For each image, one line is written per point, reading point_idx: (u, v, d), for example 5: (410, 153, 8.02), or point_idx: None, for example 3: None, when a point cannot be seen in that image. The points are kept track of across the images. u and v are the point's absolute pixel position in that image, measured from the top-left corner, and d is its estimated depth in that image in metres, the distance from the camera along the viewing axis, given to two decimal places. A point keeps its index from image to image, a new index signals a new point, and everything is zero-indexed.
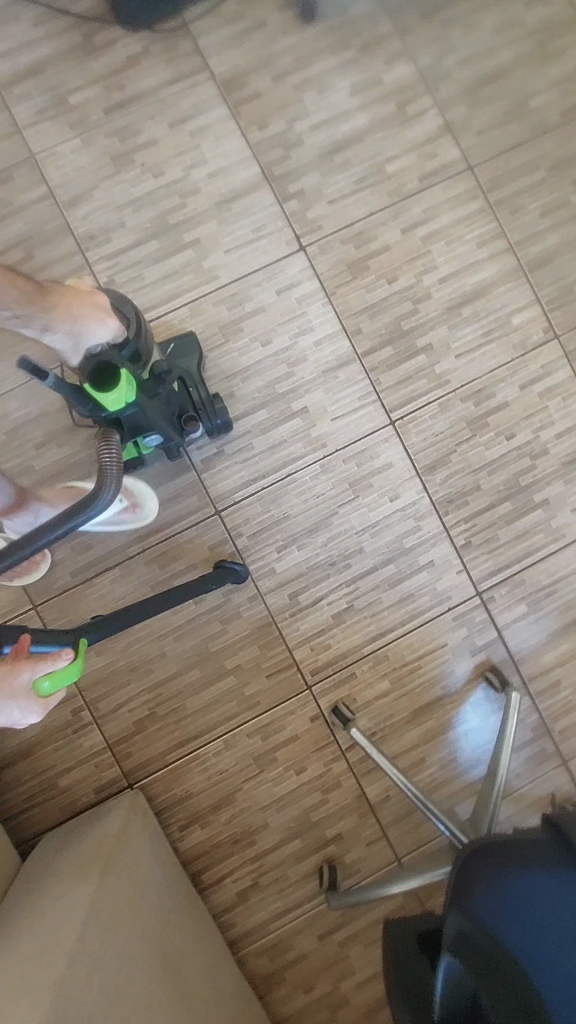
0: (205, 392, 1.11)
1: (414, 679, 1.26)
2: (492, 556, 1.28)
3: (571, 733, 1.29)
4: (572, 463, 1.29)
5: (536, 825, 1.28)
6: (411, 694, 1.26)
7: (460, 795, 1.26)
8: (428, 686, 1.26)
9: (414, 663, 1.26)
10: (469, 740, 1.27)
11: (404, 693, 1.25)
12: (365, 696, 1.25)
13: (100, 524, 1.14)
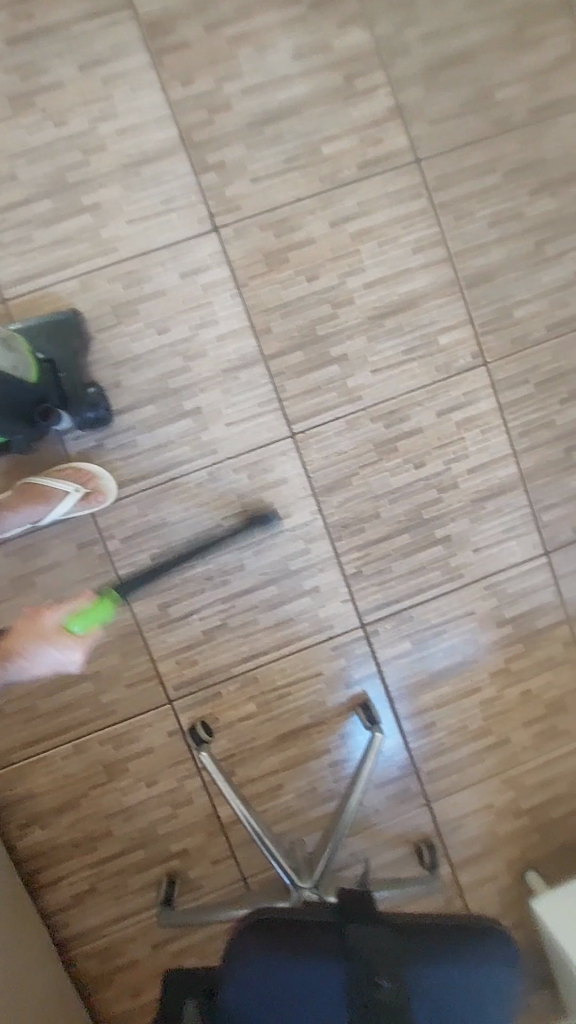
0: (75, 380, 1.07)
1: (282, 704, 1.21)
2: (382, 589, 1.21)
3: (439, 776, 1.25)
4: (481, 500, 1.21)
5: (389, 861, 1.26)
6: (277, 719, 1.21)
7: (314, 824, 1.23)
8: (295, 713, 1.22)
9: (284, 689, 1.21)
10: (331, 772, 1.23)
11: (270, 717, 1.21)
12: (228, 715, 1.20)
13: (61, 513, 1.07)
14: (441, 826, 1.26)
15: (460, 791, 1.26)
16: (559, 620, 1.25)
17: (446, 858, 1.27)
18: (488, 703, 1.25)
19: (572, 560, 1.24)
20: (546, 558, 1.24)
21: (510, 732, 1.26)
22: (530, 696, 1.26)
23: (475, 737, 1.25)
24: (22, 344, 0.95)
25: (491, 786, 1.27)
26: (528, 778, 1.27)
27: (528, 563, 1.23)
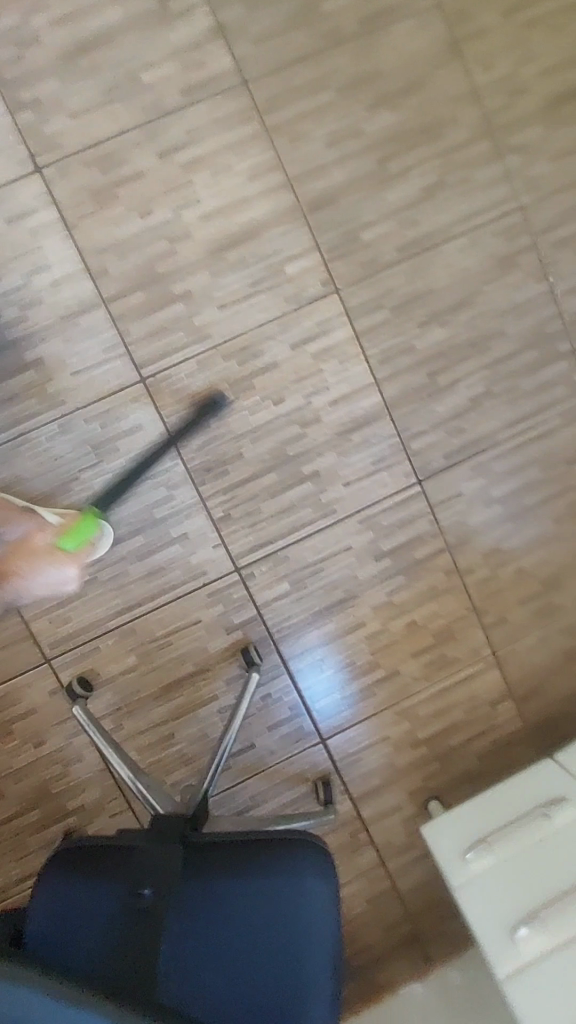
0: None
1: (163, 655, 1.20)
2: (253, 531, 1.19)
3: (331, 711, 1.26)
4: (347, 432, 1.19)
5: (289, 799, 1.27)
6: (159, 670, 1.20)
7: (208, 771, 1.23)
8: (178, 662, 1.20)
9: (164, 639, 1.19)
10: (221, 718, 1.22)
11: (151, 668, 1.20)
12: (110, 670, 1.19)
13: None
14: (339, 761, 1.27)
15: (354, 727, 1.26)
16: (439, 547, 1.24)
17: (348, 793, 1.28)
18: (373, 637, 1.25)
19: (446, 487, 1.23)
20: (419, 486, 1.22)
21: (399, 663, 1.26)
22: (416, 626, 1.26)
23: (364, 671, 1.25)
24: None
25: (385, 718, 1.27)
26: (422, 707, 1.28)
27: (401, 492, 1.22)
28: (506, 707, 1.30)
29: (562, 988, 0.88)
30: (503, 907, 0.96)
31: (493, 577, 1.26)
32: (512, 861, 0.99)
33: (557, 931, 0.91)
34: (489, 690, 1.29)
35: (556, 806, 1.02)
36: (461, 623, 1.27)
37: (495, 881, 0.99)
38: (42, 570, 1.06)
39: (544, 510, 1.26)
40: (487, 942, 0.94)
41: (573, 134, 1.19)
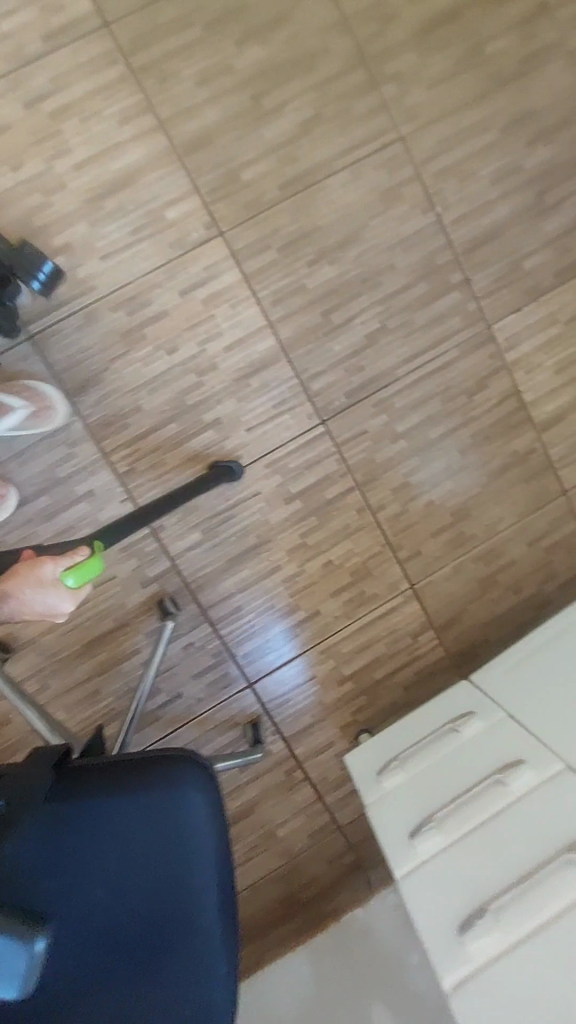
0: None
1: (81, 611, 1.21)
2: (160, 483, 1.19)
3: (255, 656, 1.28)
4: (246, 377, 1.19)
5: (221, 745, 1.29)
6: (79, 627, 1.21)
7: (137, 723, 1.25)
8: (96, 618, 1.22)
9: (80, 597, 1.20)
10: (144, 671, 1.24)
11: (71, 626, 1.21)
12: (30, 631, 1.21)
13: None
14: (269, 703, 1.30)
15: (281, 668, 1.29)
16: (348, 486, 1.26)
17: (280, 733, 1.31)
18: (291, 580, 1.27)
19: (349, 425, 1.25)
20: (324, 427, 1.23)
21: (320, 602, 1.29)
22: (333, 565, 1.28)
23: (285, 614, 1.28)
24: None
25: (311, 657, 1.30)
26: (345, 644, 1.31)
27: (306, 434, 1.23)
28: (426, 635, 1.34)
29: (452, 879, 0.86)
30: (407, 813, 0.98)
31: (404, 511, 1.29)
32: (422, 772, 1.03)
33: (452, 829, 0.90)
34: (409, 621, 1.33)
35: (465, 720, 1.06)
36: (378, 559, 1.29)
37: (404, 791, 1.01)
38: (20, 580, 0.88)
39: (448, 442, 1.29)
40: (390, 845, 0.95)
41: (447, 59, 1.18)
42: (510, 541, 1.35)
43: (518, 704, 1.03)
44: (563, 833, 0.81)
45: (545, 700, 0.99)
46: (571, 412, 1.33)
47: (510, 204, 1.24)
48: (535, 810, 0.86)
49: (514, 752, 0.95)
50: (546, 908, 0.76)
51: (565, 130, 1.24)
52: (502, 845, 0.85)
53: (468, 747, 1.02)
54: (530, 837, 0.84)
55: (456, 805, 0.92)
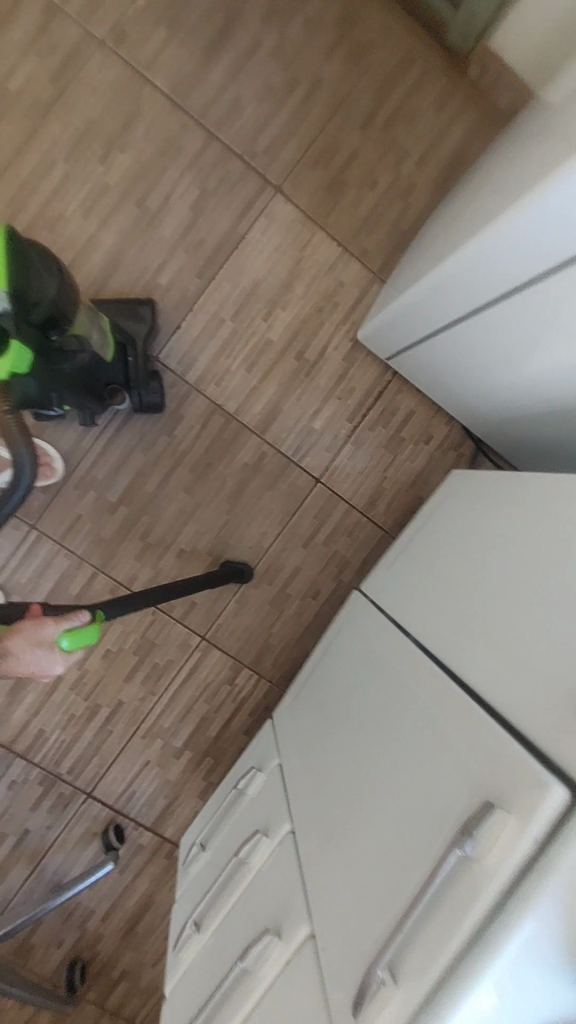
0: None
1: None
2: None
3: (81, 766, 1.25)
4: None
5: (90, 859, 1.26)
6: None
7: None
8: None
9: None
10: None
11: None
12: None
13: None
14: (116, 803, 1.27)
15: (112, 767, 1.26)
16: (91, 573, 1.21)
17: (143, 824, 1.28)
18: (80, 682, 1.24)
19: (61, 519, 1.20)
20: (35, 530, 1.19)
21: (120, 693, 1.26)
22: (114, 653, 1.25)
23: (90, 718, 1.25)
24: (103, 321, 1.05)
25: (136, 745, 1.27)
26: (165, 717, 1.27)
27: (21, 544, 1.19)
28: (244, 676, 1.29)
29: (199, 975, 0.91)
30: (194, 900, 1.03)
31: (158, 573, 1.23)
32: (215, 847, 1.08)
33: (213, 914, 0.95)
34: (219, 672, 1.28)
35: (252, 777, 1.08)
36: (156, 627, 1.25)
37: (205, 868, 1.07)
38: (19, 639, 0.82)
39: (172, 486, 1.22)
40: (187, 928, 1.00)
41: None
42: (284, 552, 1.27)
43: (286, 755, 1.03)
44: (266, 916, 0.81)
45: (298, 751, 1.00)
46: (284, 402, 1.24)
47: (115, 228, 1.15)
48: (262, 888, 0.87)
49: (261, 818, 0.97)
50: (238, 1012, 0.78)
51: (134, 126, 1.14)
52: (233, 934, 0.87)
53: (245, 810, 1.05)
54: (247, 919, 0.86)
55: (219, 889, 0.96)
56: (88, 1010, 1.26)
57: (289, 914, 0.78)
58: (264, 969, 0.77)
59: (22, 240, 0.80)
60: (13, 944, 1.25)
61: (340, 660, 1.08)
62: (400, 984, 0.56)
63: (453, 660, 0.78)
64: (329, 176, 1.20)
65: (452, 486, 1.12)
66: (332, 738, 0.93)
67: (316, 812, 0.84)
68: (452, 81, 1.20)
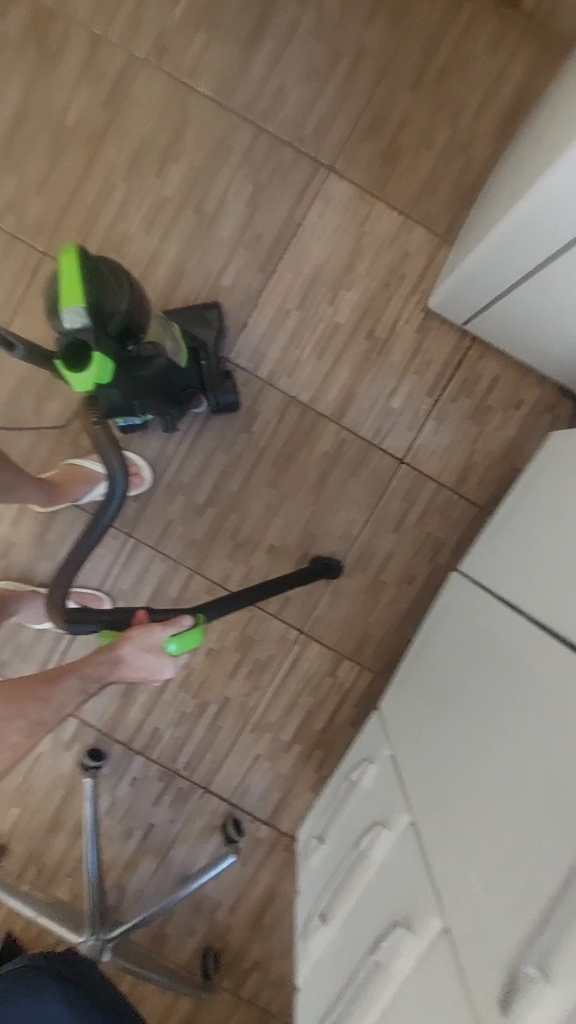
0: None
1: (34, 798, 1.28)
2: (32, 660, 1.26)
3: (195, 761, 1.29)
4: (44, 533, 1.23)
5: (213, 851, 1.30)
6: (40, 813, 1.28)
7: (129, 868, 1.30)
8: (47, 801, 1.28)
9: (26, 788, 1.28)
10: (114, 818, 1.30)
11: (33, 817, 1.28)
12: (6, 833, 1.28)
13: None
14: (232, 797, 1.29)
15: (224, 761, 1.29)
16: (188, 574, 1.25)
17: (259, 818, 1.30)
18: (187, 680, 1.28)
19: (154, 524, 1.24)
20: (132, 537, 1.24)
21: (225, 689, 1.28)
22: (215, 650, 1.28)
23: (199, 714, 1.29)
24: (174, 327, 1.08)
25: (245, 740, 1.29)
26: (271, 712, 1.28)
27: (120, 552, 1.25)
28: (345, 667, 1.27)
29: (331, 967, 0.90)
30: (319, 892, 1.03)
31: (250, 570, 1.25)
32: (332, 838, 1.09)
33: (337, 908, 0.95)
34: (319, 664, 1.27)
35: (364, 768, 1.08)
36: (254, 623, 1.27)
37: (324, 860, 1.08)
38: (129, 643, 0.86)
39: (255, 482, 1.23)
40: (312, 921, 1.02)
41: (39, 157, 1.16)
42: (374, 538, 1.24)
43: (397, 745, 1.01)
44: (395, 907, 0.80)
45: (407, 739, 0.98)
46: (358, 384, 1.21)
47: (176, 237, 1.18)
48: (388, 880, 0.85)
49: (379, 810, 0.95)
50: (373, 1007, 0.76)
51: (185, 135, 1.16)
52: (362, 926, 0.86)
53: (361, 801, 1.04)
54: (374, 910, 0.85)
55: (341, 881, 0.96)
56: (225, 998, 1.29)
57: (416, 907, 0.75)
58: (398, 962, 0.75)
59: (92, 261, 0.87)
60: (149, 933, 1.30)
61: (444, 644, 1.03)
62: (550, 982, 0.52)
63: (569, 631, 0.72)
64: (382, 145, 1.16)
65: (551, 447, 1.03)
66: (443, 723, 0.89)
67: (433, 801, 0.81)
68: (504, 21, 1.13)
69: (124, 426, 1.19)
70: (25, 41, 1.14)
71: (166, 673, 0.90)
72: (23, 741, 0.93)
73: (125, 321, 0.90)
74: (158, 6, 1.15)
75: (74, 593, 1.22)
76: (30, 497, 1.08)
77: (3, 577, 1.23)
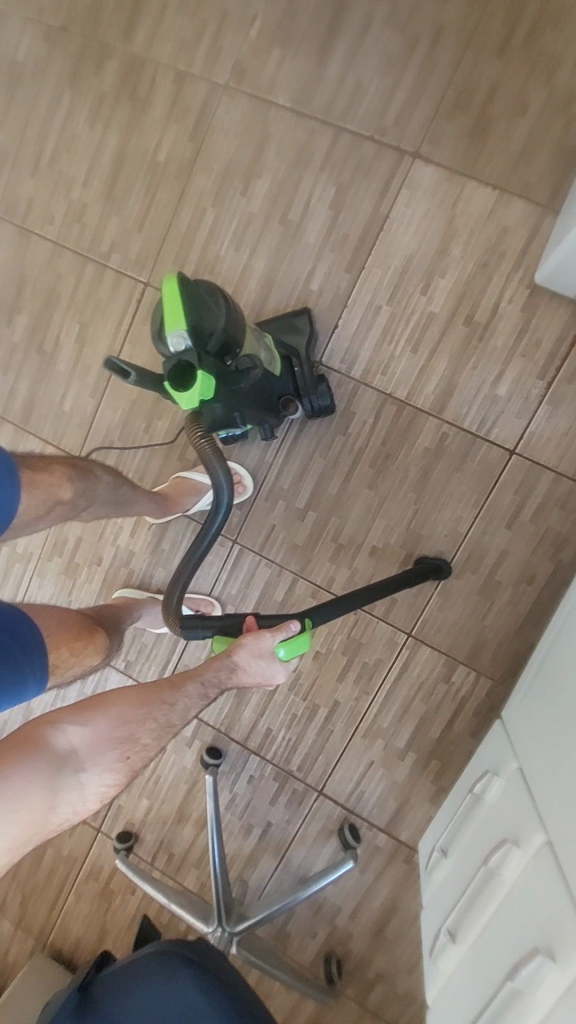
0: None
1: (162, 791, 1.37)
2: (154, 661, 1.36)
3: (309, 764, 1.30)
4: (159, 543, 1.32)
5: (331, 856, 1.29)
6: (168, 805, 1.37)
7: (250, 864, 1.34)
8: (173, 794, 1.37)
9: (154, 781, 1.37)
10: (235, 815, 1.35)
11: (162, 809, 1.37)
12: (140, 822, 1.38)
13: None
14: (347, 802, 1.28)
15: (338, 765, 1.29)
16: (292, 578, 1.27)
17: (376, 826, 1.27)
18: (297, 683, 1.30)
19: (257, 530, 1.28)
20: (238, 543, 1.29)
21: (335, 693, 1.28)
22: (323, 655, 1.28)
23: (310, 717, 1.30)
24: (268, 339, 1.10)
25: (357, 745, 1.27)
26: (383, 717, 1.25)
27: (228, 558, 1.30)
28: (460, 673, 1.21)
29: (462, 988, 0.86)
30: (446, 908, 0.99)
31: (354, 572, 1.23)
32: (456, 854, 1.03)
33: (468, 927, 0.90)
34: (432, 669, 1.22)
35: (490, 780, 1.01)
36: (360, 627, 1.25)
37: (448, 876, 1.03)
38: (241, 649, 0.89)
39: (355, 484, 1.22)
40: (439, 937, 0.97)
41: (138, 196, 1.26)
42: (485, 535, 1.16)
43: (525, 758, 0.94)
44: (533, 932, 0.74)
45: (536, 752, 0.91)
46: (457, 374, 1.15)
47: (264, 250, 1.21)
48: (522, 903, 0.79)
49: (509, 827, 0.89)
50: None
51: (267, 149, 1.19)
52: (495, 949, 0.80)
53: (487, 815, 0.98)
54: (508, 934, 0.79)
55: (470, 900, 0.92)
56: (350, 1006, 1.28)
57: (557, 936, 0.69)
58: (540, 993, 0.69)
59: (192, 284, 0.93)
60: (273, 930, 1.34)
61: (573, 650, 0.94)
62: None
63: None
64: (470, 119, 1.09)
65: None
66: (574, 734, 0.81)
67: (570, 821, 0.74)
68: None
69: (226, 438, 1.23)
70: (120, 92, 1.25)
71: (278, 679, 0.92)
72: (153, 742, 0.91)
73: (224, 335, 0.93)
74: (235, 31, 1.19)
75: (188, 599, 1.29)
76: (145, 510, 1.16)
77: (126, 584, 1.34)
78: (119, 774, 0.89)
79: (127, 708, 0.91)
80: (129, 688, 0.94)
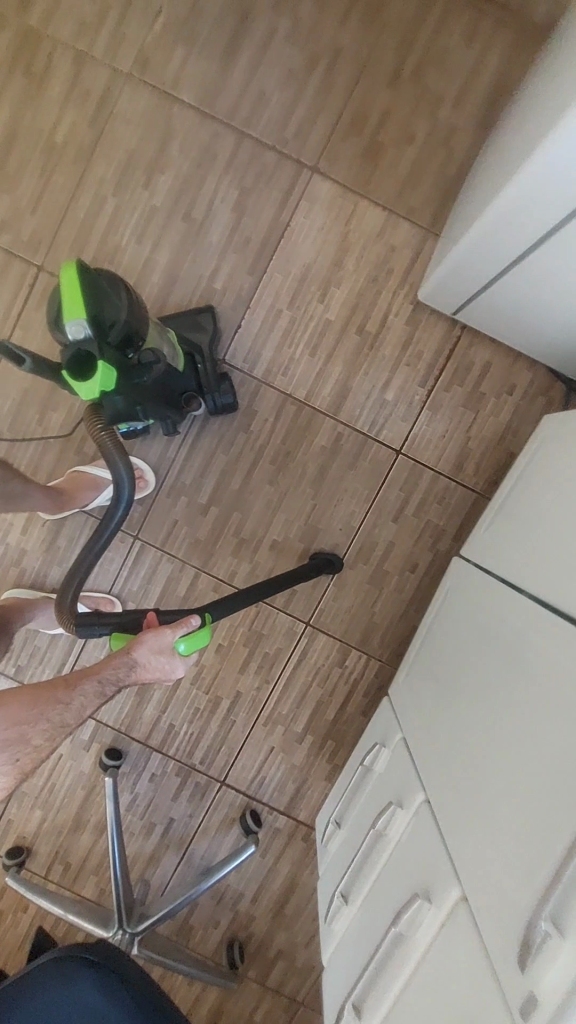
0: None
1: (56, 798, 1.31)
2: (47, 664, 1.30)
3: (211, 756, 1.32)
4: (53, 540, 1.27)
5: (232, 843, 1.32)
6: (63, 813, 1.31)
7: (151, 862, 1.33)
8: (68, 802, 1.31)
9: (48, 789, 1.31)
10: (135, 815, 1.33)
11: (56, 818, 1.31)
12: (31, 834, 1.31)
13: None
14: (249, 789, 1.32)
15: (240, 754, 1.32)
16: (195, 573, 1.28)
17: (277, 809, 1.32)
18: (199, 677, 1.31)
19: (159, 526, 1.27)
20: (139, 539, 1.27)
21: (237, 684, 1.31)
22: (225, 647, 1.30)
23: (213, 710, 1.31)
24: (171, 334, 1.10)
25: (259, 733, 1.31)
26: (283, 704, 1.31)
27: (128, 555, 1.28)
28: (354, 657, 1.29)
29: (354, 945, 0.93)
30: (340, 875, 1.06)
31: (255, 566, 1.27)
32: (349, 825, 1.11)
33: (359, 889, 0.98)
34: (329, 655, 1.29)
35: (378, 753, 1.10)
36: (261, 618, 1.29)
37: (342, 846, 1.10)
38: (140, 645, 0.87)
39: (256, 479, 1.26)
40: (333, 903, 1.04)
41: (31, 176, 1.20)
42: (376, 529, 1.26)
43: (409, 729, 1.03)
44: (416, 880, 0.82)
45: (417, 722, 1.01)
46: (351, 379, 1.23)
47: (167, 245, 1.21)
48: (405, 857, 0.88)
49: (395, 791, 0.98)
50: (397, 979, 0.79)
51: (170, 145, 1.19)
52: (383, 903, 0.88)
53: (376, 784, 1.07)
54: (394, 887, 0.87)
55: (361, 863, 0.99)
56: (251, 987, 1.32)
57: (434, 881, 0.77)
58: (420, 933, 0.77)
59: (93, 275, 0.91)
60: (174, 926, 1.34)
61: (449, 628, 1.06)
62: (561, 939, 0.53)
63: (560, 602, 0.75)
64: (363, 143, 1.18)
65: (553, 431, 1.02)
66: (449, 703, 0.92)
67: (445, 778, 0.84)
68: (477, 15, 1.16)
69: (126, 432, 1.21)
70: (11, 63, 1.18)
71: (176, 676, 0.91)
72: (45, 744, 0.89)
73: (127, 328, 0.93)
74: (137, 21, 1.17)
75: (84, 596, 1.25)
76: (39, 506, 1.11)
77: (15, 584, 1.27)
78: (8, 777, 0.88)
79: (17, 709, 0.89)
80: (19, 690, 0.91)
